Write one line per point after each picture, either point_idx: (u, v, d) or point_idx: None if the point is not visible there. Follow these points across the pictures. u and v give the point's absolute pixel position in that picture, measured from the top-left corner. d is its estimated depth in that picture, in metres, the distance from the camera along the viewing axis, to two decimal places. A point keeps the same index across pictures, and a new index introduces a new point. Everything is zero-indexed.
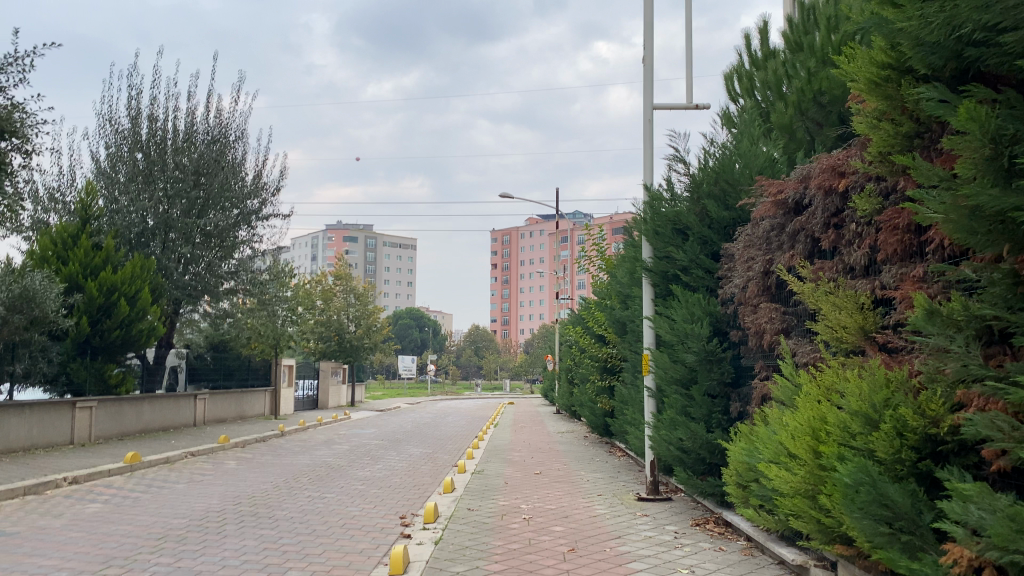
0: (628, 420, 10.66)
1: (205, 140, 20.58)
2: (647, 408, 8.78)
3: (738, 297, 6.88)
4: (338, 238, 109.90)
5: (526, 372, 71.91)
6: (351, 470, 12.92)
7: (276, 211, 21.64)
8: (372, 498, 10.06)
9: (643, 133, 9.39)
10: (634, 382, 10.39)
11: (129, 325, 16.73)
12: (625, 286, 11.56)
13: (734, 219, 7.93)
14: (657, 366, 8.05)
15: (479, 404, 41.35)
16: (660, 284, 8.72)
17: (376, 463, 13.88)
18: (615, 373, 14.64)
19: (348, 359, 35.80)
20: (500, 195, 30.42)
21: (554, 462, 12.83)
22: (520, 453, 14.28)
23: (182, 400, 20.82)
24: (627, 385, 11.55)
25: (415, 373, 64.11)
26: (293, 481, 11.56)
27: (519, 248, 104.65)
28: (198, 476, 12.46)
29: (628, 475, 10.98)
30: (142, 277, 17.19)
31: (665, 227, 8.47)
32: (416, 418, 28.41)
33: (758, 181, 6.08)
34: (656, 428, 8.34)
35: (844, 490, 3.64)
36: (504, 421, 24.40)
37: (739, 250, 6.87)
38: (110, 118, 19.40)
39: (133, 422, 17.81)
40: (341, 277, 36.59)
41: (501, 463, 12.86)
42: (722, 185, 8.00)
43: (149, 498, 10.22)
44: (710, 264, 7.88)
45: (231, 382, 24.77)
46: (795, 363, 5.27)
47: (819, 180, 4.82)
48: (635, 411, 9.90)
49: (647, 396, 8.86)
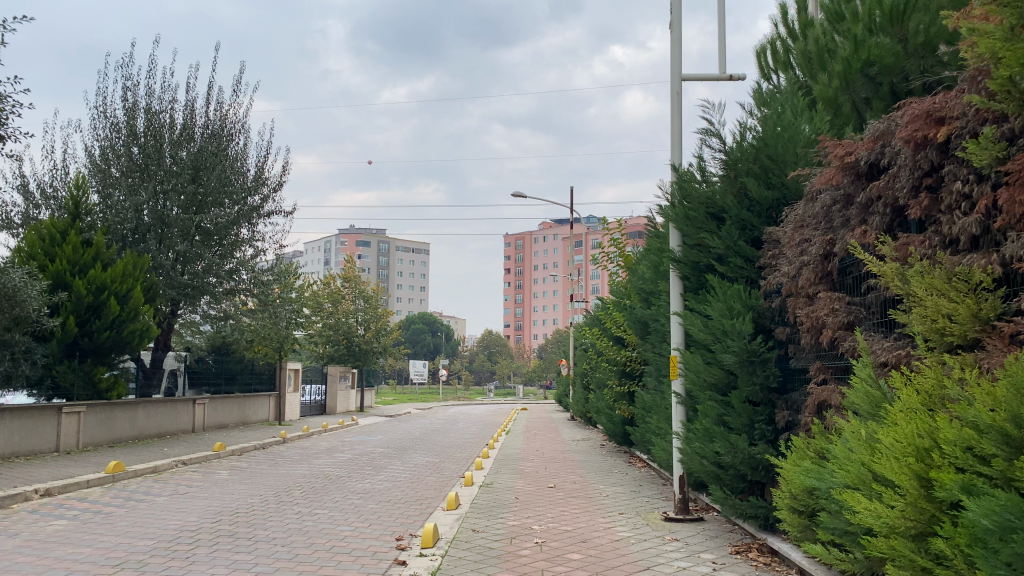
0: (652, 429, 9.66)
1: (204, 134, 19.77)
2: (676, 416, 7.75)
3: (788, 287, 5.87)
4: (351, 243, 109.30)
5: (540, 378, 70.93)
6: (350, 482, 11.94)
7: (279, 207, 20.76)
8: (368, 515, 9.07)
9: (672, 107, 8.38)
10: (660, 388, 9.36)
11: (120, 325, 15.85)
12: (647, 282, 10.56)
13: (777, 200, 6.92)
14: (688, 370, 7.03)
15: (490, 409, 40.38)
16: (691, 277, 7.69)
17: (377, 474, 12.90)
18: (635, 378, 13.63)
19: (357, 363, 34.91)
20: (513, 194, 29.59)
21: (570, 473, 11.84)
22: (532, 463, 13.29)
23: (180, 405, 19.91)
24: (649, 391, 10.54)
25: (427, 378, 63.17)
26: (285, 494, 10.60)
27: (533, 252, 103.71)
28: (184, 488, 11.52)
29: (651, 491, 9.96)
30: (134, 275, 16.37)
31: (697, 210, 7.44)
32: (425, 424, 27.50)
33: (819, 144, 5.06)
34: (686, 439, 7.33)
35: (981, 536, 2.61)
36: (517, 428, 23.45)
37: (790, 232, 5.85)
38: (104, 110, 18.61)
39: (125, 428, 16.97)
40: (350, 280, 35.57)
41: (511, 474, 11.87)
42: (763, 161, 6.98)
43: (123, 513, 9.28)
44: (750, 251, 6.82)
45: (234, 386, 23.91)
46: (873, 363, 4.24)
47: (908, 130, 3.79)
48: (660, 420, 8.88)
49: (675, 403, 7.83)
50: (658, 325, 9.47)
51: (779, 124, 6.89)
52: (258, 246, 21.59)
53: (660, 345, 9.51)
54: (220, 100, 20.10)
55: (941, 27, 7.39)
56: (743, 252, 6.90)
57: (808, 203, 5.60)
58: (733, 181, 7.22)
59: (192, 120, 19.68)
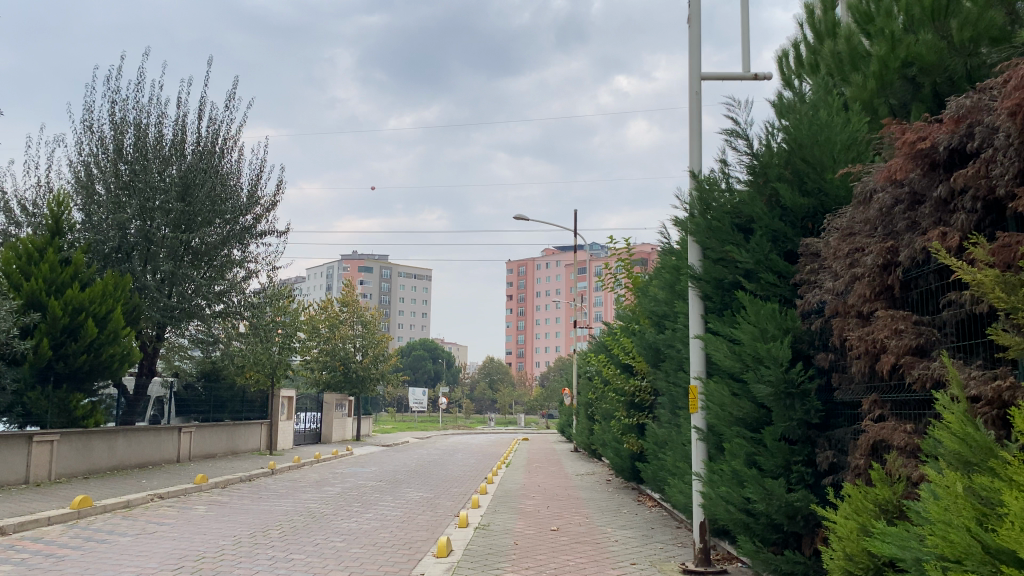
0: (665, 467, 8.78)
1: (195, 151, 19.11)
2: (697, 454, 6.89)
3: (834, 306, 5.02)
4: (353, 269, 108.68)
5: (542, 406, 69.92)
6: (335, 520, 11.02)
7: (272, 227, 19.98)
8: (350, 562, 8.14)
9: (691, 108, 7.60)
10: (676, 423, 8.49)
11: (98, 348, 14.96)
12: (659, 305, 9.75)
13: (814, 209, 6.09)
14: (711, 402, 6.19)
15: (491, 439, 39.41)
16: (714, 296, 6.84)
17: (366, 511, 11.97)
18: (644, 410, 12.78)
19: (354, 391, 33.95)
20: (516, 218, 28.98)
21: (574, 513, 10.95)
22: (533, 501, 12.40)
23: (166, 433, 18.99)
24: (662, 424, 9.68)
25: (426, 405, 62.12)
26: (262, 535, 9.67)
27: (535, 279, 102.95)
28: (155, 526, 10.59)
29: (665, 535, 9.04)
30: (115, 297, 15.55)
31: (721, 221, 6.59)
32: (423, 454, 26.56)
33: (884, 131, 4.25)
34: (709, 482, 6.48)
35: None
36: (518, 460, 22.52)
37: (836, 241, 5.01)
38: (90, 125, 17.92)
39: (103, 458, 16.04)
40: (349, 305, 34.69)
41: (511, 514, 10.96)
42: (797, 165, 6.17)
43: (79, 557, 8.36)
44: (784, 266, 5.98)
45: (223, 414, 23.01)
46: (965, 399, 3.34)
47: (1017, 99, 2.94)
48: (675, 459, 7.99)
49: (695, 439, 6.95)
50: (673, 352, 8.61)
51: (815, 122, 6.07)
52: (251, 268, 20.81)
53: (676, 375, 8.64)
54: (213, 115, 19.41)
55: (993, 20, 6.54)
56: (774, 267, 6.06)
57: (860, 206, 4.78)
58: (763, 187, 6.40)
59: (184, 136, 18.99)
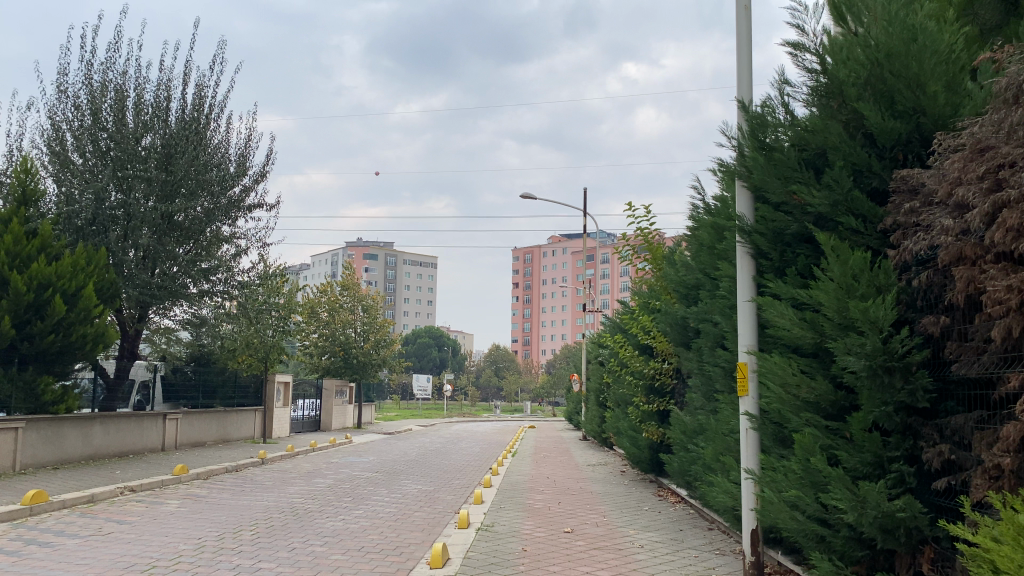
0: (699, 462, 7.49)
1: (179, 118, 17.85)
2: (747, 445, 5.62)
3: (957, 249, 3.71)
4: (357, 255, 107.25)
5: (548, 394, 68.68)
6: (320, 518, 9.75)
7: (262, 201, 18.68)
8: (329, 571, 6.85)
9: (740, 25, 6.27)
10: (714, 413, 7.19)
11: (68, 328, 13.73)
12: (689, 275, 8.44)
13: (906, 136, 4.72)
14: (774, 379, 4.91)
15: (496, 427, 38.18)
16: (771, 251, 5.51)
17: (356, 508, 10.67)
18: (665, 395, 11.55)
19: (354, 376, 32.72)
20: (522, 196, 27.70)
21: (588, 510, 9.71)
22: (543, 495, 11.17)
23: (148, 421, 17.78)
24: (692, 411, 8.41)
25: (430, 393, 60.91)
26: (231, 537, 8.35)
27: (542, 266, 101.54)
28: (114, 524, 9.30)
29: (697, 539, 7.70)
30: (87, 272, 14.36)
31: (783, 154, 5.26)
32: (425, 443, 25.36)
33: None
34: (763, 481, 5.21)
35: None
36: (525, 448, 21.31)
37: (963, 161, 3.71)
38: (63, 88, 16.59)
39: (75, 447, 14.81)
40: (349, 288, 33.31)
41: (517, 511, 9.67)
42: (885, 82, 4.81)
43: (10, 564, 7.05)
44: (869, 208, 4.65)
45: (214, 401, 21.78)
46: None
47: None
48: (715, 452, 6.70)
49: (746, 429, 5.65)
50: (710, 327, 7.29)
51: (908, 24, 4.69)
52: (240, 245, 19.55)
53: (714, 354, 7.32)
54: (198, 80, 18.13)
55: None
56: (856, 210, 4.73)
57: (1005, 110, 3.47)
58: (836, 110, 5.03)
59: (167, 103, 17.72)
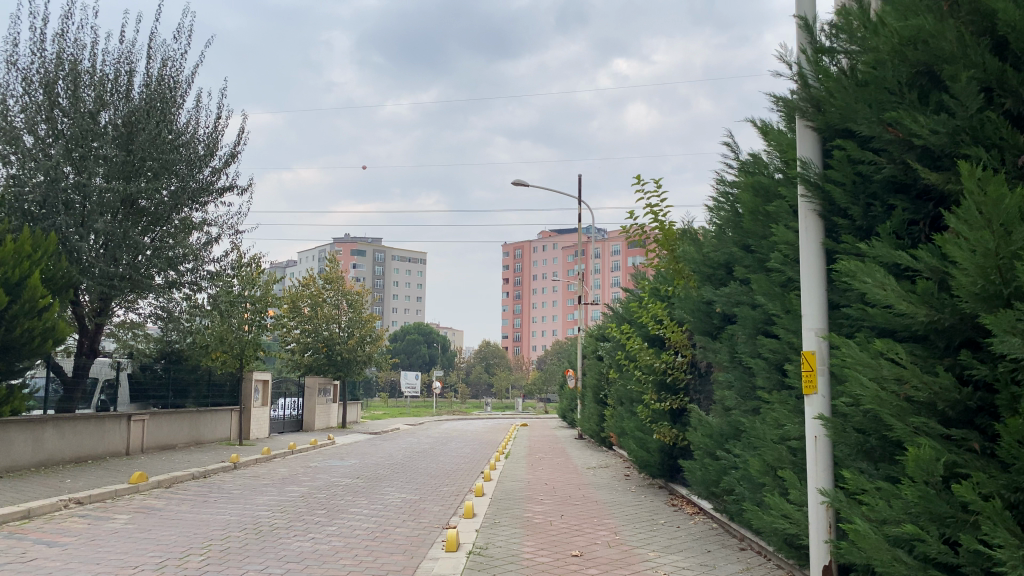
0: (737, 475, 6.23)
1: (142, 93, 16.47)
2: (816, 457, 4.39)
3: None
4: (345, 252, 105.48)
5: (540, 391, 67.51)
6: (286, 537, 8.42)
7: (233, 183, 17.33)
8: None
9: None
10: (754, 418, 5.98)
11: (11, 321, 12.34)
12: (720, 253, 7.21)
13: None
14: (868, 372, 3.65)
15: (487, 426, 36.88)
16: (850, 204, 4.24)
17: (329, 523, 9.34)
18: (677, 391, 10.32)
19: (339, 373, 31.28)
20: (513, 182, 26.47)
21: (595, 526, 8.45)
22: (542, 506, 9.92)
23: (111, 422, 16.38)
24: (723, 412, 7.15)
25: (418, 390, 59.50)
26: (174, 565, 6.99)
27: (532, 261, 100.26)
28: (42, 547, 7.93)
29: (732, 564, 6.45)
30: (34, 259, 12.91)
31: (872, 74, 3.94)
32: (413, 443, 24.08)
33: None
34: (846, 506, 3.98)
35: None
36: (519, 449, 20.06)
37: None
38: (11, 59, 15.16)
39: (23, 452, 13.42)
40: (333, 282, 31.90)
41: (513, 528, 8.39)
42: None
43: None
44: (1008, 137, 3.34)
45: (186, 400, 20.37)
46: None
47: None
48: (763, 464, 5.43)
49: (815, 433, 4.41)
50: (748, 311, 6.07)
51: None
52: (211, 233, 18.16)
53: (754, 345, 6.09)
54: (164, 54, 16.77)
55: None
56: (987, 140, 3.42)
57: None
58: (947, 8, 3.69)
59: (129, 79, 16.40)
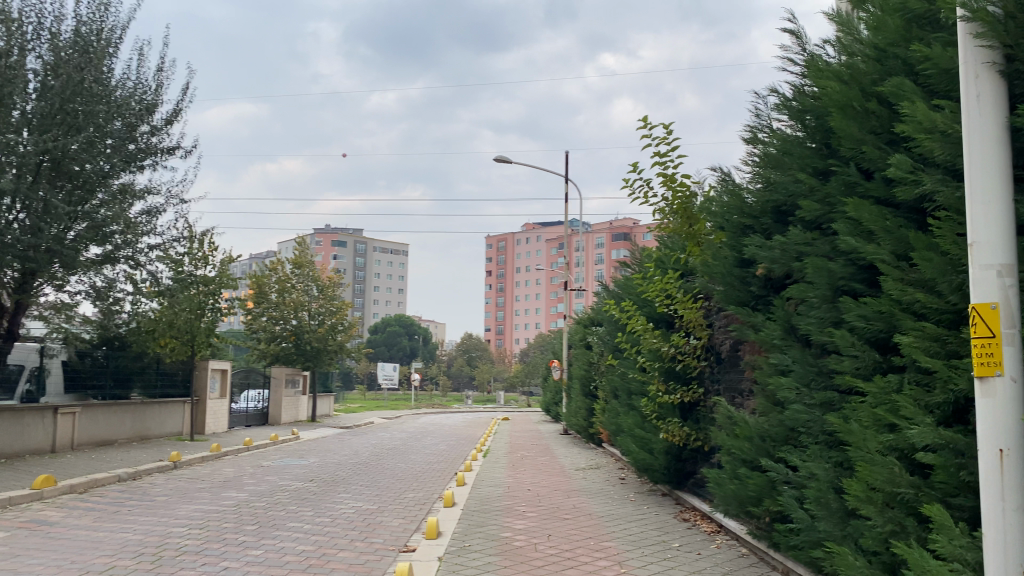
0: (805, 497, 4.35)
1: (69, 41, 14.29)
2: (1002, 487, 2.54)
3: None
4: (325, 242, 102.65)
5: (524, 384, 65.44)
6: (190, 566, 6.42)
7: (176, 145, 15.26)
8: None
9: None
10: (834, 415, 4.10)
11: None
12: (772, 195, 5.39)
13: None
14: None
15: (467, 420, 34.89)
16: None
17: (255, 545, 7.37)
18: (688, 382, 8.50)
19: (307, 364, 29.17)
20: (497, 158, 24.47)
21: (593, 552, 6.56)
22: (525, 521, 8.04)
23: (32, 416, 14.29)
24: (769, 408, 5.31)
25: (397, 383, 57.20)
26: None
27: (516, 253, 98.16)
28: None
29: None
30: None
31: None
32: (384, 439, 22.10)
33: None
34: None
35: None
36: (499, 446, 18.17)
37: None
38: None
39: None
40: (302, 267, 29.70)
41: (489, 556, 6.46)
42: None
43: None
44: None
45: (129, 391, 18.26)
46: None
47: None
48: (861, 486, 3.56)
49: (1001, 442, 2.55)
50: (823, 264, 4.20)
51: None
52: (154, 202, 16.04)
53: (833, 311, 4.22)
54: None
55: None
56: None
57: None
58: None
59: (55, 23, 14.28)
